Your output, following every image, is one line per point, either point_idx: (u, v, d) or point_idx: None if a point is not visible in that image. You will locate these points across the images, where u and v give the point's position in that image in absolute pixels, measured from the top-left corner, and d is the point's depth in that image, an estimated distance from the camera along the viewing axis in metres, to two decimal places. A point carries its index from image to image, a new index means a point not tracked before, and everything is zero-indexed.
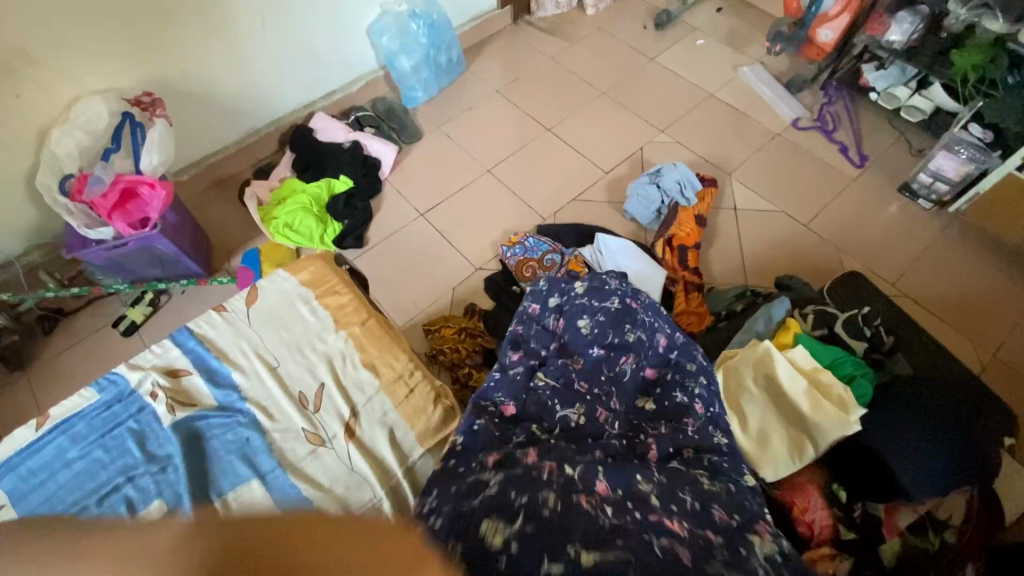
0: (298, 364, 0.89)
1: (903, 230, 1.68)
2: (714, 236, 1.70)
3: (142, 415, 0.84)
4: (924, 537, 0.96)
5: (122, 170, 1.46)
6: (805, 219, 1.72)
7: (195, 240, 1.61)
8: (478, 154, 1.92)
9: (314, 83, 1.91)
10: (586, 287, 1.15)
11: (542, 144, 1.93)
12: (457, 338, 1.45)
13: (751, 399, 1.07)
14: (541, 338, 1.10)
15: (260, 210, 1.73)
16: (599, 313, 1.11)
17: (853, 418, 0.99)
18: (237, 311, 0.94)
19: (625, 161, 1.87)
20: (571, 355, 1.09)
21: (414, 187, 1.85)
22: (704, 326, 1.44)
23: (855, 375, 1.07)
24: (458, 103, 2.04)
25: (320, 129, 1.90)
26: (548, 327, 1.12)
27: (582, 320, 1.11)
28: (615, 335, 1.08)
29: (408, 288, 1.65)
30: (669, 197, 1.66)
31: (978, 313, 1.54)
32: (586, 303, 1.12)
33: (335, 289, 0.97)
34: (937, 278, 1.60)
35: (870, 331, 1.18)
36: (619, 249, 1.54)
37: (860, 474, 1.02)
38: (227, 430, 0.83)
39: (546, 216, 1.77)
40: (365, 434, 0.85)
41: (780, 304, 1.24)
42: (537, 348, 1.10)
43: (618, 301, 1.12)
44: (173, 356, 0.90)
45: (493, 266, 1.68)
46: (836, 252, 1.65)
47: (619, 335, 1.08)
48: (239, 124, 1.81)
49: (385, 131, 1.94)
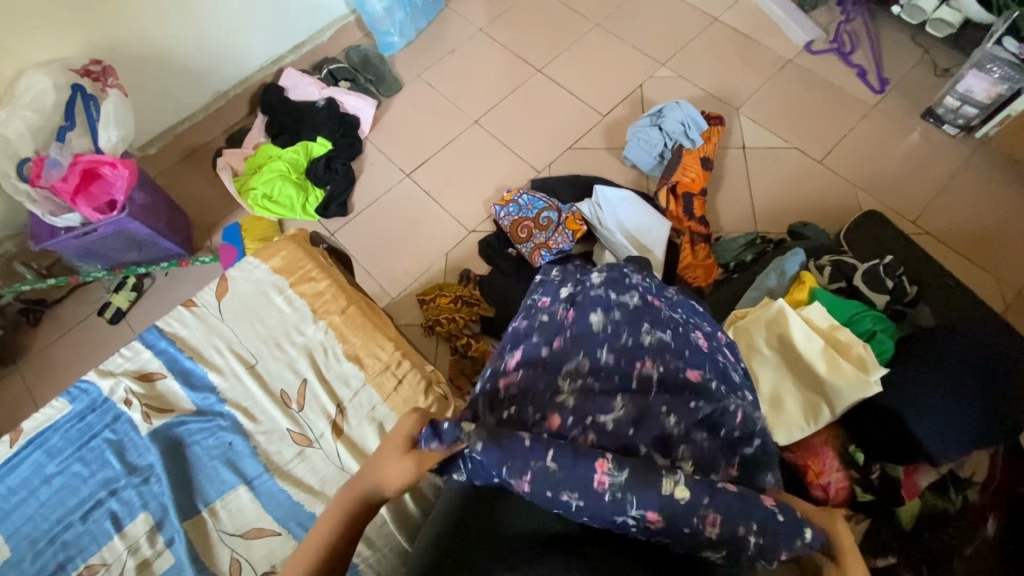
0: (277, 360, 0.87)
1: (924, 159, 1.56)
2: (722, 179, 1.58)
3: (118, 424, 0.83)
4: (945, 497, 0.97)
5: (82, 150, 1.35)
6: (818, 155, 1.59)
7: (172, 219, 1.52)
8: (463, 103, 1.77)
9: (278, 34, 1.74)
10: (603, 277, 0.87)
11: (533, 88, 1.77)
12: (453, 307, 1.39)
13: (763, 360, 1.02)
14: (545, 332, 0.81)
15: (236, 181, 1.63)
16: (614, 309, 0.81)
17: (873, 379, 0.94)
18: (207, 305, 0.91)
19: (624, 102, 1.72)
20: (577, 354, 0.77)
21: (399, 145, 1.73)
22: (711, 280, 1.36)
23: (875, 332, 1.02)
24: (437, 47, 1.87)
25: (291, 88, 1.76)
26: (553, 318, 0.83)
27: (595, 314, 0.80)
28: (631, 337, 0.78)
29: (398, 255, 1.57)
30: (672, 140, 1.54)
31: (1001, 246, 1.44)
32: (601, 296, 0.83)
33: (310, 275, 0.93)
34: (961, 210, 1.49)
35: (892, 283, 1.09)
36: (619, 201, 1.44)
37: (881, 438, 0.97)
38: (209, 435, 0.82)
39: (540, 168, 1.65)
40: (353, 430, 0.82)
41: (794, 258, 1.16)
42: (537, 346, 0.79)
43: (638, 297, 0.84)
44: (144, 359, 0.87)
45: (487, 227, 1.59)
46: (852, 188, 1.54)
47: (634, 337, 0.77)
48: (202, 87, 1.67)
49: (362, 84, 1.78)
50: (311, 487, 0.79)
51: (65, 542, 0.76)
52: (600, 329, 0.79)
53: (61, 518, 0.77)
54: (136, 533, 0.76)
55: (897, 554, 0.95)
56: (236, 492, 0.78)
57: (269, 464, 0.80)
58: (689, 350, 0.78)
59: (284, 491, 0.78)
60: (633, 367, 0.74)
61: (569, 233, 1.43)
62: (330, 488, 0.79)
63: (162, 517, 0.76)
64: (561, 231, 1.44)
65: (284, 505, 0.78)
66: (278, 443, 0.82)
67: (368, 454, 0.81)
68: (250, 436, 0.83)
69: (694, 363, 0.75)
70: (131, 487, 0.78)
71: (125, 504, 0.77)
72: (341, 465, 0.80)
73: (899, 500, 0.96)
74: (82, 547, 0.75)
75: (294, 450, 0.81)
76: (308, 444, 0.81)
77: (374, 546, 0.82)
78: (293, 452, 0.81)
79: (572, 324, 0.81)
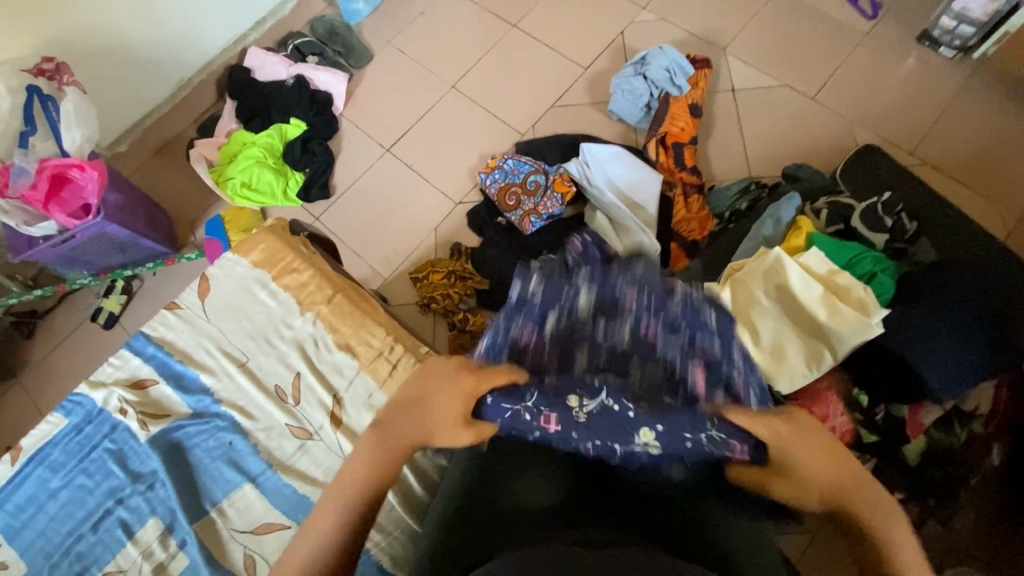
0: (268, 356, 0.85)
1: (920, 86, 1.49)
2: (712, 125, 1.53)
3: (116, 433, 0.82)
4: (949, 432, 0.98)
5: (46, 154, 1.28)
6: (811, 91, 1.53)
7: (152, 217, 1.48)
8: (438, 68, 1.70)
9: (236, 12, 1.66)
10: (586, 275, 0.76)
11: (509, 45, 1.69)
12: (447, 283, 1.37)
13: (762, 311, 1.00)
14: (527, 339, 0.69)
15: (211, 172, 1.58)
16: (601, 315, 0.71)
17: (875, 321, 0.93)
18: (191, 305, 0.89)
19: (605, 52, 1.64)
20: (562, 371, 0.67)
21: (375, 119, 1.66)
22: (707, 232, 1.35)
23: (876, 272, 0.99)
24: (406, 11, 1.78)
25: (258, 68, 1.69)
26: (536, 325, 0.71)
27: (580, 317, 0.71)
28: (623, 350, 0.69)
29: (386, 235, 1.54)
30: (657, 88, 1.47)
31: (1001, 170, 1.40)
32: (586, 297, 0.72)
33: (293, 266, 0.90)
34: (959, 135, 1.44)
35: (891, 220, 1.06)
36: (607, 158, 1.40)
37: (883, 377, 0.97)
38: (208, 436, 0.82)
39: (524, 131, 1.60)
40: (352, 420, 0.81)
41: (788, 202, 1.13)
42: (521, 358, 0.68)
43: (627, 296, 0.73)
44: (134, 366, 0.86)
45: (474, 197, 1.55)
46: (847, 123, 1.48)
47: (626, 350, 0.69)
48: (164, 75, 1.60)
49: (331, 57, 1.70)
50: (316, 479, 0.79)
51: (79, 553, 0.77)
52: (587, 338, 0.70)
53: (72, 530, 0.78)
54: (148, 538, 0.77)
55: (903, 490, 0.98)
56: (242, 489, 0.79)
57: (272, 460, 0.80)
58: (693, 355, 0.68)
59: (289, 485, 0.79)
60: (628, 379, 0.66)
61: (558, 196, 1.40)
62: None
63: (172, 520, 0.77)
64: (550, 195, 1.40)
65: (292, 499, 0.78)
66: (278, 439, 0.81)
67: None
68: (249, 434, 0.82)
69: (702, 370, 0.67)
70: (137, 494, 0.79)
71: (134, 512, 0.78)
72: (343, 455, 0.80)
73: (905, 439, 0.98)
74: (97, 556, 0.76)
75: (295, 444, 0.81)
76: (308, 437, 0.81)
77: (384, 530, 0.82)
78: (294, 446, 0.81)
79: (556, 331, 0.70)
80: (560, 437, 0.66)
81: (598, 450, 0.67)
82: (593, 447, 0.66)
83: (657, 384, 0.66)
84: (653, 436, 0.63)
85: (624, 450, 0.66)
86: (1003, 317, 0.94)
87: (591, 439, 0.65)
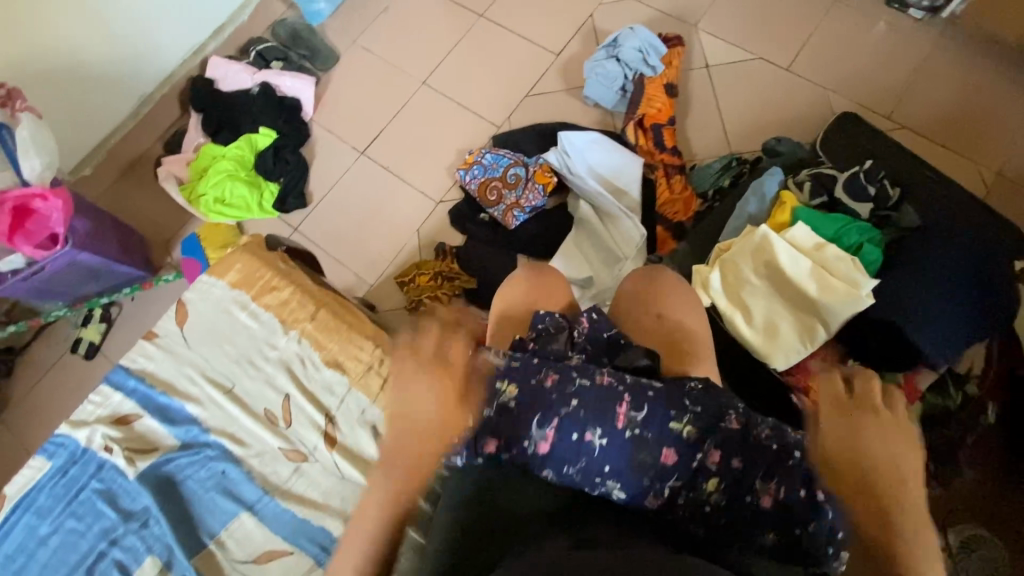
0: (254, 379, 0.83)
1: (892, 50, 1.49)
2: (688, 103, 1.51)
3: (103, 472, 0.80)
4: (947, 395, 1.00)
5: (4, 185, 1.20)
6: (785, 62, 1.51)
7: (125, 240, 1.44)
8: (407, 65, 1.66)
9: (194, 21, 1.60)
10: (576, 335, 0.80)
11: (478, 37, 1.65)
12: (434, 285, 1.35)
13: (753, 291, 1.00)
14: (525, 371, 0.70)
15: (183, 190, 1.54)
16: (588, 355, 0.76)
17: (864, 292, 0.93)
18: (169, 334, 0.86)
19: (576, 36, 1.61)
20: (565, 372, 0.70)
21: (346, 122, 1.63)
22: (690, 213, 1.35)
23: (864, 243, 0.99)
24: (369, 8, 1.73)
25: (221, 78, 1.63)
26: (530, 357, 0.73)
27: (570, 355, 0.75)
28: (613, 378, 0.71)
29: (368, 241, 1.51)
30: (631, 70, 1.45)
31: (977, 128, 1.40)
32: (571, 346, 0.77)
33: (272, 284, 0.88)
34: (934, 96, 1.43)
35: (874, 188, 1.04)
36: (586, 146, 1.39)
37: (877, 348, 0.96)
38: (200, 467, 0.80)
39: (499, 123, 1.56)
40: (346, 437, 0.80)
41: (771, 178, 1.12)
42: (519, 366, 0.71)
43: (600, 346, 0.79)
44: (116, 402, 0.83)
45: (454, 195, 1.52)
46: (822, 92, 1.47)
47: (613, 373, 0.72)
48: (124, 92, 1.55)
49: (296, 62, 1.66)
50: (315, 501, 0.78)
51: None
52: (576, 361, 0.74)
53: None
54: None
55: None
56: (239, 519, 0.77)
57: (268, 485, 0.79)
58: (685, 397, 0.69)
59: (288, 510, 0.77)
60: (624, 384, 0.69)
61: (540, 187, 1.38)
62: (335, 499, 0.78)
63: (169, 556, 0.75)
64: (532, 187, 1.38)
65: (292, 523, 0.77)
66: (273, 463, 0.80)
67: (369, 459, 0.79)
68: (241, 461, 0.80)
69: (686, 398, 0.69)
70: (131, 533, 0.77)
71: (129, 551, 0.76)
72: (341, 475, 0.79)
73: (902, 406, 0.97)
74: None
75: (290, 467, 0.80)
76: (303, 459, 0.80)
77: None
78: (289, 469, 0.79)
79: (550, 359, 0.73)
80: (578, 373, 0.70)
81: (613, 383, 0.69)
82: (608, 376, 0.70)
83: (652, 390, 0.69)
84: (657, 382, 0.71)
85: (633, 392, 0.68)
86: (987, 279, 0.95)
87: (605, 370, 0.71)
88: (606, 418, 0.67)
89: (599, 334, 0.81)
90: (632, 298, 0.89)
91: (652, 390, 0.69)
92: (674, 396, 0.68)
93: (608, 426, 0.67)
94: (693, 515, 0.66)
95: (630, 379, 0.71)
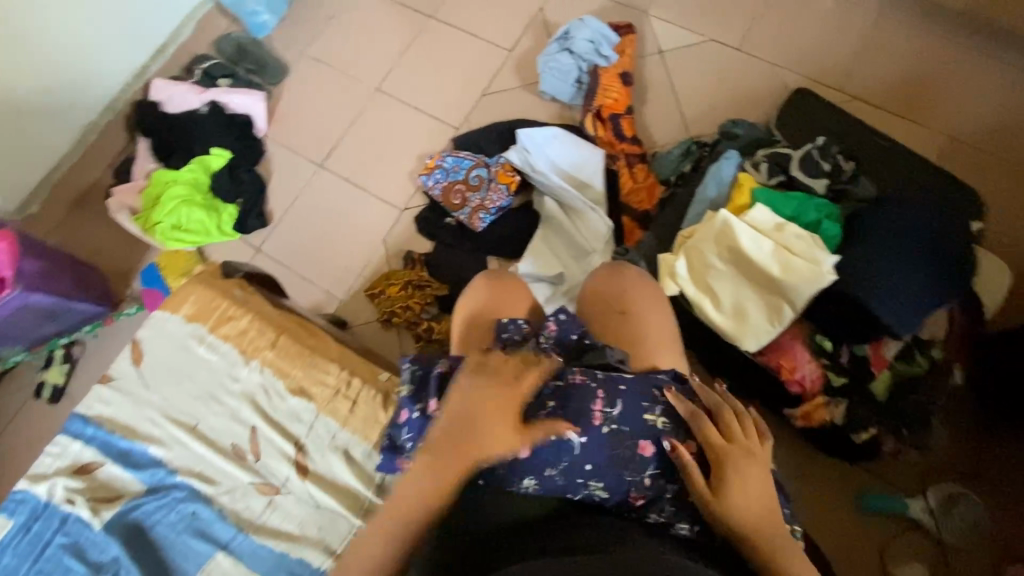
0: (219, 414, 0.83)
1: (838, 22, 1.50)
2: (645, 90, 1.51)
3: (68, 526, 0.78)
4: (913, 362, 1.00)
5: None
6: (736, 42, 1.52)
7: (81, 276, 1.38)
8: (360, 73, 1.62)
9: (133, 44, 1.55)
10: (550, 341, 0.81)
11: (429, 39, 1.63)
12: (406, 294, 1.34)
13: (719, 276, 1.01)
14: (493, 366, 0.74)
15: (137, 219, 1.48)
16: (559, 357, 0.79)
17: (826, 269, 0.94)
18: (126, 375, 0.85)
19: (528, 30, 1.59)
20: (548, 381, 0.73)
21: (301, 136, 1.59)
22: (654, 201, 1.34)
23: (822, 220, 1.01)
24: (315, 16, 1.69)
25: (166, 100, 1.58)
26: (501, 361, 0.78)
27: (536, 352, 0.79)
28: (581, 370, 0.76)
29: (336, 255, 1.48)
30: (585, 61, 1.44)
31: (927, 93, 1.42)
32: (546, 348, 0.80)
33: (229, 314, 0.87)
34: (883, 66, 1.46)
35: (829, 163, 1.06)
36: (547, 141, 1.38)
37: (842, 322, 0.97)
38: (170, 511, 0.78)
39: (458, 124, 1.54)
40: (318, 464, 0.81)
41: (727, 161, 1.13)
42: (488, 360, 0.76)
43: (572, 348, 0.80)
44: (75, 451, 0.82)
45: (418, 201, 1.49)
46: (775, 70, 1.48)
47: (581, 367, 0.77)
48: (65, 123, 1.49)
49: (243, 77, 1.61)
50: (292, 534, 0.77)
51: None
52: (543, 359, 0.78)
53: None
54: None
55: (877, 425, 1.00)
56: (215, 560, 0.76)
57: (242, 522, 0.78)
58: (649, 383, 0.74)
59: (265, 545, 0.77)
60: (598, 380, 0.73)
61: (503, 188, 1.37)
62: (311, 529, 0.78)
63: None
64: (495, 187, 1.37)
65: (270, 558, 0.76)
66: (245, 499, 0.79)
67: (341, 485, 0.80)
68: (212, 500, 0.79)
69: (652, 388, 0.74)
70: None
71: None
72: (316, 504, 0.79)
73: (870, 376, 1.00)
74: None
75: (262, 501, 0.79)
76: (275, 491, 0.79)
77: None
78: (262, 503, 0.79)
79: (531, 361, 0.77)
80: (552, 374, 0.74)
81: (587, 381, 0.73)
82: (581, 374, 0.74)
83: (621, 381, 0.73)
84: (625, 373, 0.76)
85: (605, 388, 0.72)
86: (943, 244, 0.97)
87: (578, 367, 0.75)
88: (585, 418, 0.69)
89: (568, 335, 0.81)
90: (598, 295, 0.88)
91: (621, 380, 0.74)
92: (644, 387, 0.73)
93: (587, 425, 0.70)
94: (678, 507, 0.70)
95: (602, 375, 0.74)
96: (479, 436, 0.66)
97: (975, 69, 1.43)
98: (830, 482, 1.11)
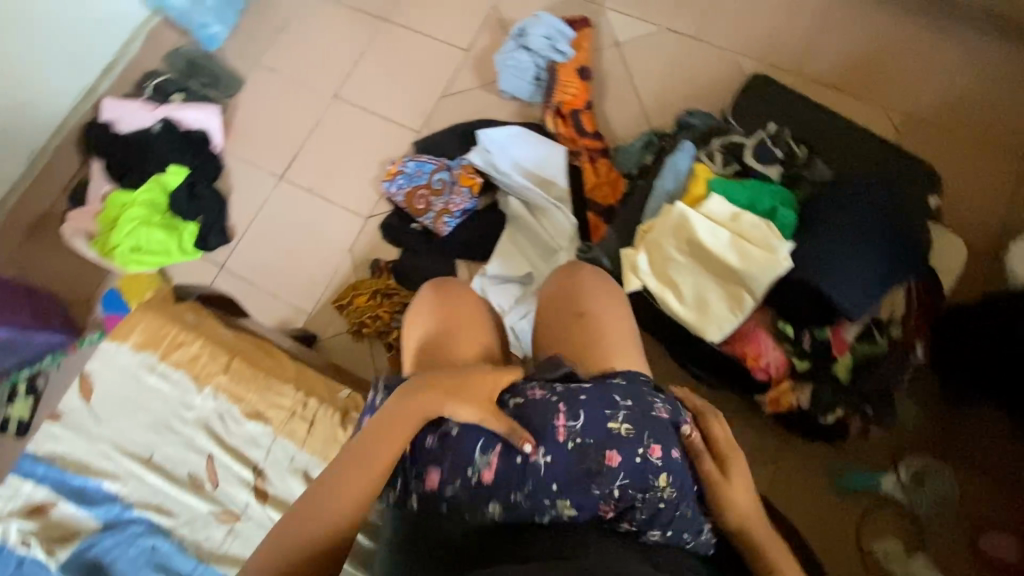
0: (173, 445, 0.90)
1: (792, 4, 1.50)
2: (605, 84, 1.50)
3: (25, 566, 0.84)
4: (873, 342, 1.00)
5: None
6: (692, 30, 1.52)
7: (37, 307, 1.36)
8: (316, 81, 1.60)
9: (79, 63, 1.52)
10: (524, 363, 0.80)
11: (385, 42, 1.60)
12: (374, 303, 1.33)
13: (679, 268, 1.01)
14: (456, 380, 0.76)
15: (94, 244, 1.44)
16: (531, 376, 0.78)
17: (782, 256, 0.95)
18: (76, 413, 0.92)
19: (484, 28, 1.57)
20: (513, 400, 0.74)
21: (261, 149, 1.56)
22: (619, 195, 1.33)
23: (777, 206, 1.01)
24: (267, 25, 1.65)
25: (117, 119, 1.54)
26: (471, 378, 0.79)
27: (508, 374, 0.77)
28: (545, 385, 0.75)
29: (302, 267, 1.46)
30: (542, 58, 1.44)
31: (881, 72, 1.44)
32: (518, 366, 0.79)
33: (181, 339, 0.95)
34: (838, 46, 1.46)
35: (781, 150, 1.09)
36: (506, 141, 1.37)
37: (801, 307, 0.98)
38: (128, 545, 0.85)
39: (419, 127, 1.53)
40: (278, 488, 0.87)
41: (683, 152, 1.13)
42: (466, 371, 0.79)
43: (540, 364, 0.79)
44: (27, 492, 0.88)
45: (383, 208, 1.47)
46: (732, 56, 1.49)
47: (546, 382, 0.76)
48: (14, 149, 1.45)
49: (197, 91, 1.57)
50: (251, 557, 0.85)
51: None
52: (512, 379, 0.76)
53: None
54: None
55: (843, 405, 1.02)
56: None
57: (201, 553, 0.85)
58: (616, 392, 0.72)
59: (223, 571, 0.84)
60: (557, 393, 0.73)
61: (466, 190, 1.36)
62: None
63: None
64: (458, 191, 1.36)
65: None
66: (204, 528, 0.86)
67: None
68: (170, 531, 0.86)
69: (615, 396, 0.72)
70: None
71: None
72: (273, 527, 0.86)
73: (832, 359, 1.01)
74: None
75: (224, 529, 0.86)
76: (235, 518, 0.86)
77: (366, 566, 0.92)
78: (223, 531, 0.86)
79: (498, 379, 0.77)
80: (514, 395, 0.75)
81: (546, 395, 0.73)
82: (540, 390, 0.74)
83: (582, 392, 0.72)
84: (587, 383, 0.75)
85: (563, 400, 0.72)
86: (897, 223, 0.98)
87: (539, 383, 0.75)
88: (545, 434, 0.70)
89: None
90: (557, 297, 0.88)
91: (582, 392, 0.72)
92: (603, 395, 0.72)
93: (549, 441, 0.69)
94: (651, 514, 0.69)
95: (563, 387, 0.73)
96: (458, 384, 0.73)
97: (926, 45, 1.44)
98: (804, 463, 1.12)
